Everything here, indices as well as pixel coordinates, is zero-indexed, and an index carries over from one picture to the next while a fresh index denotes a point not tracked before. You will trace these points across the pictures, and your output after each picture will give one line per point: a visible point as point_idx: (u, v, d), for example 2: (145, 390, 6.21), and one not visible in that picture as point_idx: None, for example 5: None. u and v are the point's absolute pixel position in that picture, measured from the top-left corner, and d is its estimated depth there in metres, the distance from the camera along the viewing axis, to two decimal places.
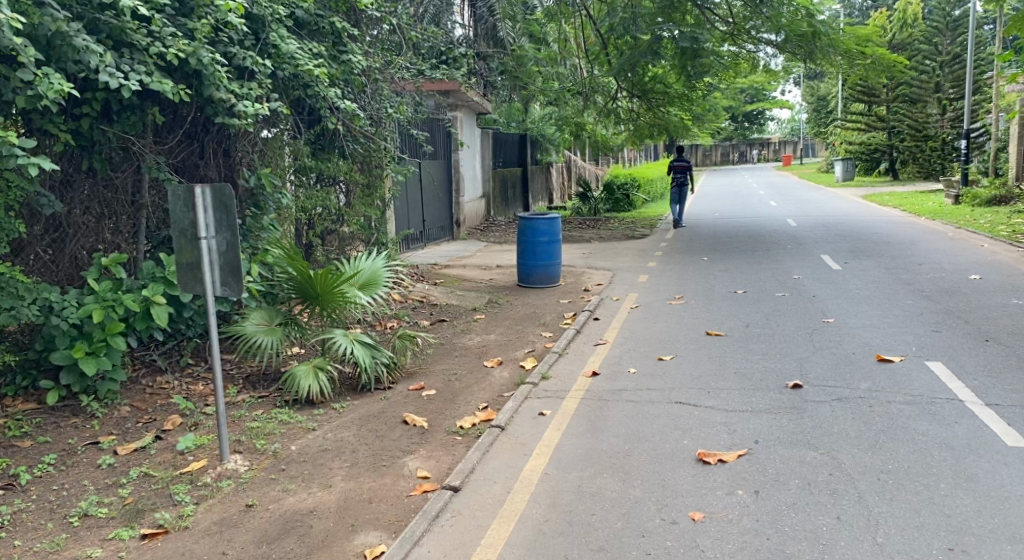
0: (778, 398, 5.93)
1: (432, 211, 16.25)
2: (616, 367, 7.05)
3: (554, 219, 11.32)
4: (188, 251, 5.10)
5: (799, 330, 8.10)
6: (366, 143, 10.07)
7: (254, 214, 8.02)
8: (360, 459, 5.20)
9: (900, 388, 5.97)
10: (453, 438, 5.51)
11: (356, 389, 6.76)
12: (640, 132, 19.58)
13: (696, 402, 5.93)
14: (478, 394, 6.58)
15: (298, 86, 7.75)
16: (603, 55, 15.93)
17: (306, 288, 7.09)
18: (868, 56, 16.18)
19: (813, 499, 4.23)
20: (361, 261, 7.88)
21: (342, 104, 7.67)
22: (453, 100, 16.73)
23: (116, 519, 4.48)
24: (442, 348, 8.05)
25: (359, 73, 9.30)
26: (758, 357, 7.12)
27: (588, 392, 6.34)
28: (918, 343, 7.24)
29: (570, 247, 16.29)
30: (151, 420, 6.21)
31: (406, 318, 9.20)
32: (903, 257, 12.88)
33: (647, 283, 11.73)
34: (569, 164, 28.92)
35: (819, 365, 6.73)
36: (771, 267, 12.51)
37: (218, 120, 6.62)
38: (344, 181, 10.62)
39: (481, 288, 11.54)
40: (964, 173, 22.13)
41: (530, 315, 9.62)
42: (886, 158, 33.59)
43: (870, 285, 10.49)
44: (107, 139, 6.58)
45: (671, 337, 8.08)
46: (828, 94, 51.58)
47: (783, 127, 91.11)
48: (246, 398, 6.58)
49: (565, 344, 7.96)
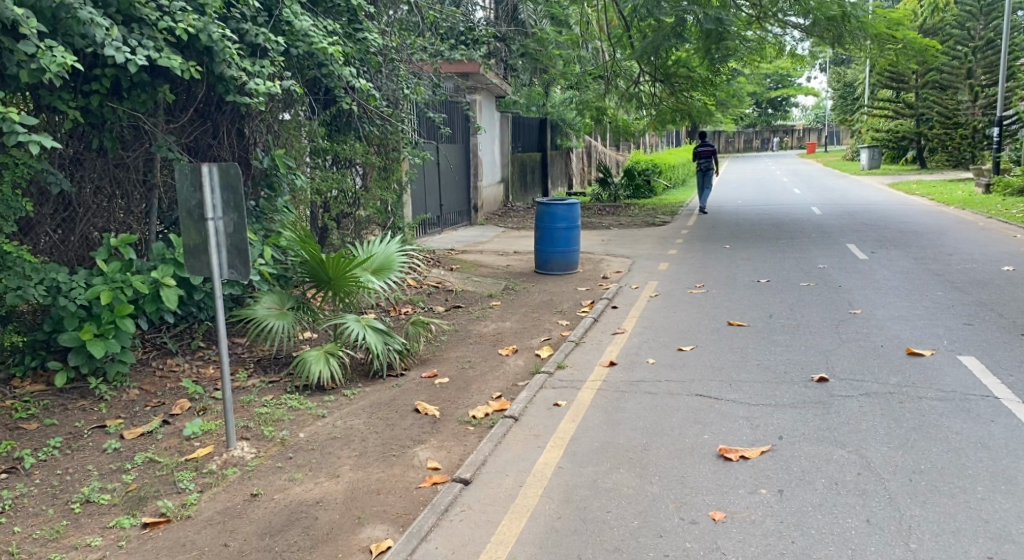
0: (802, 392, 5.73)
1: (449, 196, 16.10)
2: (634, 357, 6.87)
3: (573, 205, 11.15)
4: (196, 234, 4.93)
5: (825, 321, 7.87)
6: (383, 126, 9.93)
7: (268, 196, 7.89)
8: (370, 449, 5.05)
9: (931, 383, 5.74)
10: (465, 428, 5.36)
11: (368, 375, 6.63)
12: (663, 117, 19.30)
13: (717, 394, 5.75)
14: (492, 383, 6.43)
15: (313, 64, 7.58)
16: (626, 38, 15.68)
17: (318, 272, 6.96)
18: (899, 40, 15.67)
19: (841, 500, 4.04)
20: (375, 245, 7.72)
21: (357, 84, 7.49)
22: (472, 83, 16.54)
23: (118, 506, 4.36)
24: (457, 335, 7.91)
25: (376, 52, 9.14)
26: (781, 349, 6.91)
27: (605, 382, 6.17)
28: (950, 337, 6.99)
29: (589, 233, 16.08)
30: (160, 404, 6.07)
31: (421, 304, 9.07)
32: (932, 247, 12.59)
33: (667, 271, 11.52)
34: (590, 150, 28.66)
35: (846, 358, 6.51)
36: (795, 256, 12.25)
37: (229, 99, 6.47)
38: (361, 164, 10.50)
39: (498, 274, 11.39)
40: (996, 161, 21.68)
41: (547, 303, 9.44)
42: (914, 146, 33.01)
43: (897, 275, 10.21)
44: (117, 117, 6.45)
45: (691, 327, 7.88)
46: (854, 81, 50.92)
47: (808, 114, 90.01)
48: (256, 383, 6.47)
49: (582, 333, 7.78)
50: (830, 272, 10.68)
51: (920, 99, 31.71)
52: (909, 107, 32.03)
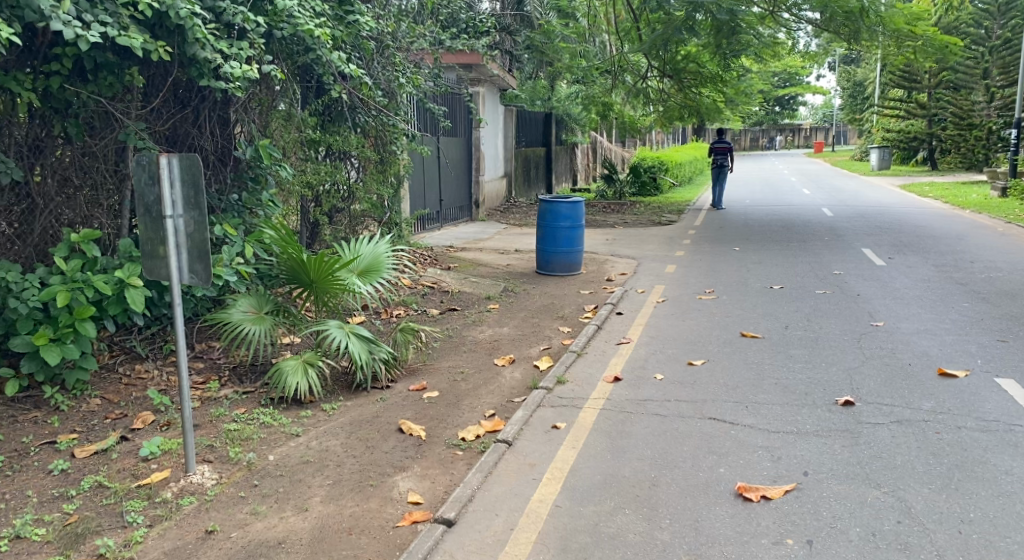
0: (826, 417, 5.19)
1: (450, 191, 15.57)
2: (641, 371, 6.32)
3: (577, 204, 10.63)
4: (154, 233, 4.40)
5: (846, 334, 7.33)
6: (378, 117, 9.40)
7: (251, 189, 7.37)
8: (344, 477, 4.53)
9: (970, 410, 5.19)
10: (453, 453, 4.84)
11: (350, 387, 6.10)
12: (671, 114, 18.74)
13: (733, 419, 5.21)
14: (486, 398, 5.91)
15: (298, 47, 7.01)
16: (634, 31, 15.08)
17: (300, 273, 6.41)
18: (920, 36, 14.84)
19: (881, 556, 3.52)
20: (362, 244, 7.16)
21: (347, 69, 6.97)
22: (475, 75, 15.98)
23: (52, 544, 3.85)
24: (450, 342, 7.37)
25: (370, 38, 8.56)
26: (801, 366, 6.37)
27: (609, 401, 5.63)
28: (983, 356, 6.45)
29: (594, 232, 15.54)
30: (121, 416, 5.51)
31: (414, 306, 8.58)
32: (952, 253, 12.03)
33: (675, 274, 10.96)
34: (595, 145, 28.11)
35: (872, 378, 5.96)
36: (809, 261, 11.69)
37: (203, 83, 5.92)
38: (356, 157, 9.98)
39: (498, 274, 10.85)
40: (1014, 165, 21.08)
41: (547, 307, 8.90)
42: (925, 147, 32.34)
43: (919, 283, 9.66)
44: (82, 102, 5.94)
45: (702, 338, 7.33)
46: (865, 81, 50.23)
47: (816, 113, 89.21)
48: (228, 394, 5.95)
49: (584, 342, 7.25)
50: (847, 279, 10.13)
51: (932, 99, 31.18)
52: (921, 107, 31.53)
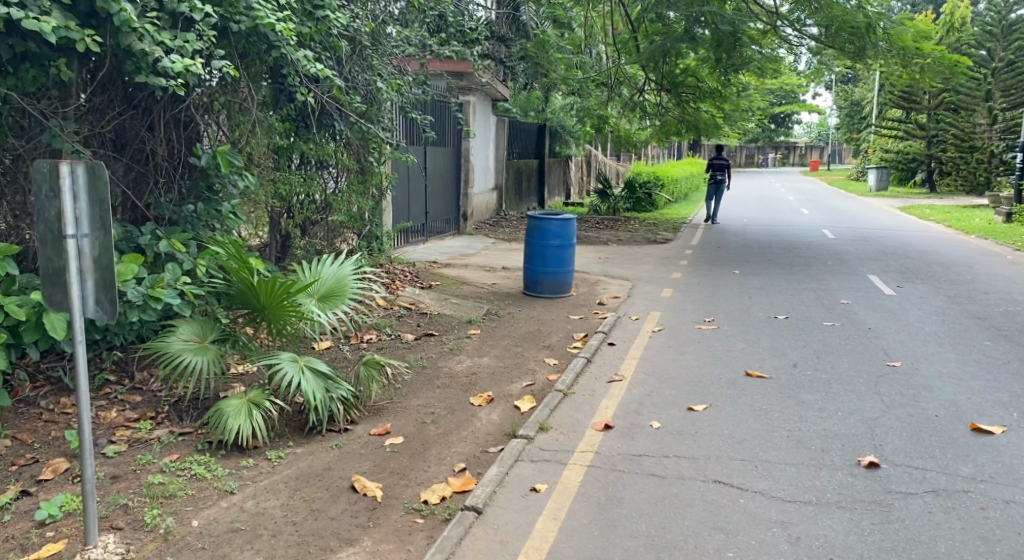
0: (849, 483, 4.47)
1: (437, 202, 14.86)
2: (633, 418, 5.59)
3: (568, 221, 9.88)
4: (51, 252, 3.63)
5: (861, 375, 6.62)
6: (356, 125, 8.68)
7: (208, 200, 6.64)
8: (278, 553, 3.84)
9: (1015, 478, 4.49)
10: (412, 522, 4.15)
11: (303, 429, 5.35)
12: (667, 128, 18.07)
13: (742, 483, 4.49)
14: (457, 446, 5.19)
15: (258, 43, 6.28)
16: (631, 42, 14.39)
17: (250, 298, 5.65)
18: (927, 54, 14.26)
19: None
20: (323, 264, 6.40)
21: (312, 69, 6.27)
22: (466, 83, 15.30)
23: None
24: (423, 375, 6.63)
25: (345, 38, 7.84)
26: (815, 415, 5.64)
27: (597, 455, 4.91)
28: (1018, 406, 5.77)
29: (586, 250, 14.83)
30: (31, 462, 4.74)
31: (388, 330, 7.85)
32: (964, 282, 11.34)
33: (672, 299, 10.25)
34: (589, 159, 27.50)
35: (896, 431, 5.25)
36: (813, 287, 10.98)
37: (138, 79, 5.13)
38: (333, 166, 9.33)
39: (483, 294, 10.14)
40: (1019, 190, 20.44)
41: (532, 334, 8.17)
42: (923, 168, 31.89)
43: (934, 317, 8.95)
44: (2, 98, 5.21)
45: (702, 377, 6.61)
46: (862, 100, 49.77)
47: (811, 130, 88.95)
48: (162, 436, 5.21)
49: (571, 378, 6.51)
50: (857, 309, 9.42)
51: (932, 120, 30.88)
52: (920, 128, 31.13)
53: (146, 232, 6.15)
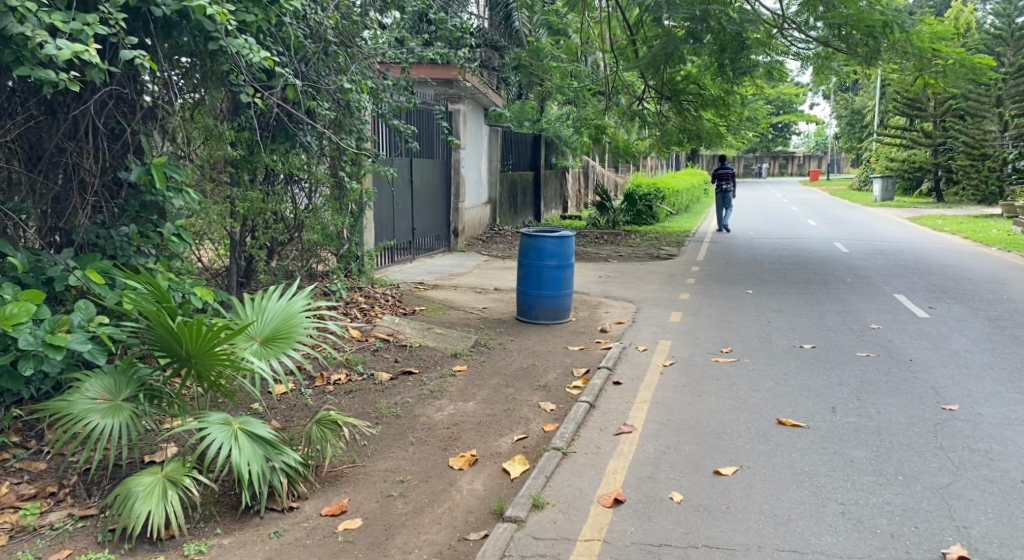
0: None
1: (424, 218, 13.82)
2: (649, 485, 4.55)
3: (565, 239, 8.82)
4: None
5: (915, 423, 5.57)
6: (324, 135, 7.62)
7: (144, 222, 5.57)
8: None
9: None
10: None
11: (236, 510, 4.29)
12: (668, 138, 17.02)
13: None
14: (428, 529, 4.14)
15: (191, 33, 5.25)
16: (628, 47, 13.37)
17: (172, 344, 4.56)
18: (947, 56, 13.16)
19: None
20: (270, 300, 5.33)
21: (260, 59, 5.21)
22: (455, 91, 14.28)
23: None
24: (397, 427, 5.57)
25: (304, 35, 6.79)
26: (871, 479, 4.59)
27: (606, 547, 3.89)
28: None
29: (584, 267, 13.78)
30: None
31: (358, 367, 6.79)
32: (1003, 303, 10.26)
33: (684, 324, 9.18)
34: (586, 170, 26.54)
35: (980, 507, 4.23)
36: (837, 309, 9.92)
37: (22, 74, 4.10)
38: (302, 181, 8.28)
39: (473, 321, 9.08)
40: None
41: (526, 369, 7.10)
42: (930, 177, 30.97)
43: (981, 345, 7.90)
44: None
45: (726, 426, 5.53)
46: (863, 108, 48.88)
47: (807, 142, 88.43)
48: (56, 523, 4.14)
49: (571, 431, 5.43)
50: (892, 336, 8.36)
51: (938, 128, 30.01)
52: (926, 136, 30.25)
53: (58, 262, 5.10)
